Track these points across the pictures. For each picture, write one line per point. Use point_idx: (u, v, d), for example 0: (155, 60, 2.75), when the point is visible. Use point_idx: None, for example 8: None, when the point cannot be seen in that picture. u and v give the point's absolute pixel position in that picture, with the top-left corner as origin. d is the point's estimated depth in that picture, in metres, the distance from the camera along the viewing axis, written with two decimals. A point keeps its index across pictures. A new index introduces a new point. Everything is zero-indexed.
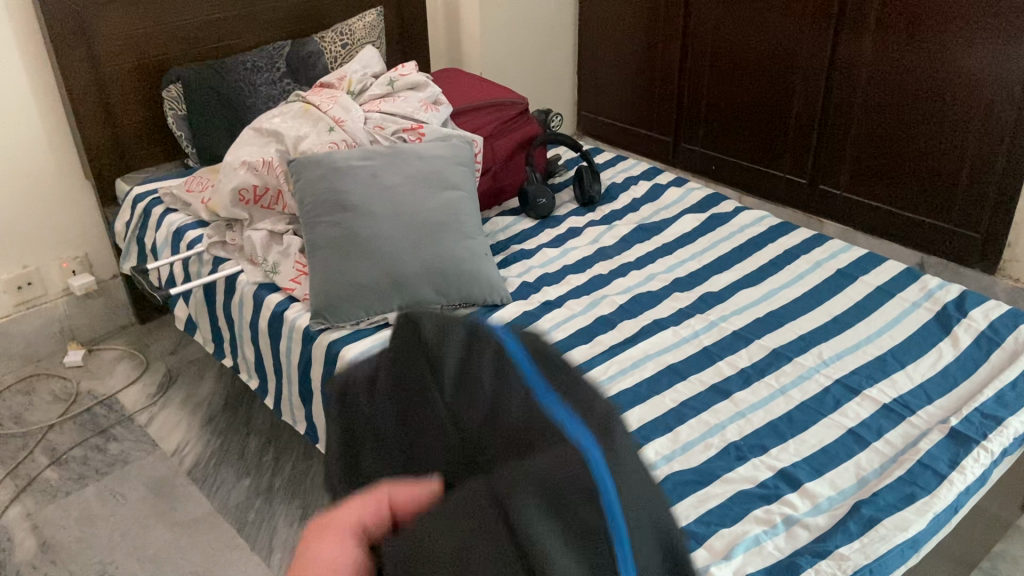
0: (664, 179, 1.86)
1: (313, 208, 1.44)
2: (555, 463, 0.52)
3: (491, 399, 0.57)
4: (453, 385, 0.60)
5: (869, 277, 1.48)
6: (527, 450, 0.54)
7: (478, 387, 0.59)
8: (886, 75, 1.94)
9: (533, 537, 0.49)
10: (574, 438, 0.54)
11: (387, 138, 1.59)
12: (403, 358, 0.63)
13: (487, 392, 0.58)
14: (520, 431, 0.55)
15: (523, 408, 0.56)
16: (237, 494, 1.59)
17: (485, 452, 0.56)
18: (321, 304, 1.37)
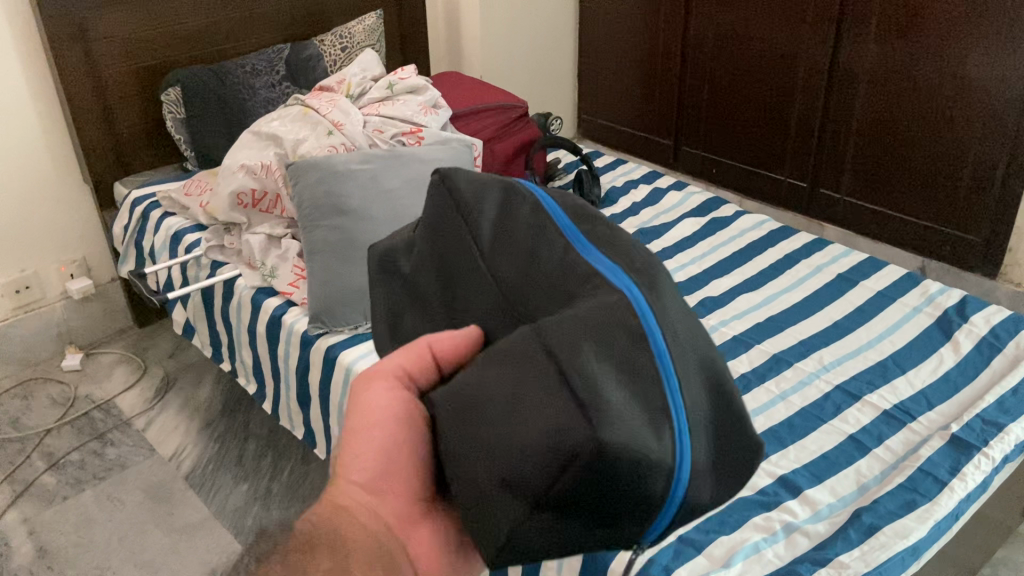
0: (664, 183, 1.85)
1: (311, 212, 1.43)
2: (596, 307, 0.61)
3: (527, 258, 0.69)
4: (489, 236, 0.72)
5: (870, 282, 1.47)
6: (568, 295, 0.64)
7: (512, 252, 0.70)
8: (887, 78, 1.93)
9: (585, 376, 0.57)
10: (612, 282, 0.63)
11: (386, 142, 1.59)
12: (451, 220, 0.74)
13: (529, 247, 0.70)
14: (561, 275, 0.66)
15: (583, 270, 0.65)
16: (236, 498, 1.59)
17: (529, 305, 0.66)
18: (319, 308, 1.37)
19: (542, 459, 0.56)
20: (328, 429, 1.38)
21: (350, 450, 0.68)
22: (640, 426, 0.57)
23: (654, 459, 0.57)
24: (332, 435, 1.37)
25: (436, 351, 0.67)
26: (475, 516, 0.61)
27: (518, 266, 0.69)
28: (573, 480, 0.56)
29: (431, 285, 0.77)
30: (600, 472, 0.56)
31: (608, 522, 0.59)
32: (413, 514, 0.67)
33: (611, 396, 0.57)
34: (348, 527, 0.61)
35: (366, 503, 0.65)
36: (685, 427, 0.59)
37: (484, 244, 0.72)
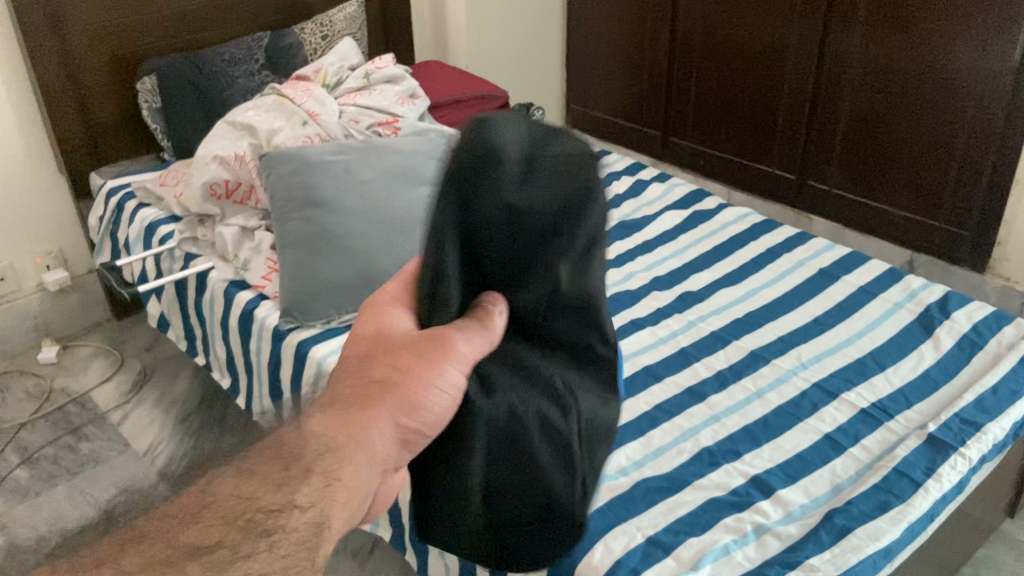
0: (648, 175, 1.80)
1: (283, 203, 1.40)
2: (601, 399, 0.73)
3: (589, 289, 0.69)
4: (584, 252, 0.67)
5: (852, 277, 1.44)
6: (591, 372, 0.72)
7: (586, 277, 0.69)
8: (878, 68, 1.90)
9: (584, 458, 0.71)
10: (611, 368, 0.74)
11: (362, 132, 1.54)
12: (555, 216, 0.65)
13: (592, 276, 0.69)
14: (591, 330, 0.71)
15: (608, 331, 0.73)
16: (185, 456, 1.64)
17: (565, 336, 0.70)
18: (290, 302, 1.34)
19: (528, 490, 0.72)
20: None
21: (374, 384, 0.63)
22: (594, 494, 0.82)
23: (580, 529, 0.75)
24: None
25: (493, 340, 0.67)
26: (440, 494, 0.73)
27: (569, 328, 0.70)
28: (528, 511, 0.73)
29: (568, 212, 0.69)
30: (557, 517, 0.74)
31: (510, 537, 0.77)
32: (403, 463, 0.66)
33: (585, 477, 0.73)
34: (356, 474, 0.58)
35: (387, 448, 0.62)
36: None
37: (568, 276, 0.67)
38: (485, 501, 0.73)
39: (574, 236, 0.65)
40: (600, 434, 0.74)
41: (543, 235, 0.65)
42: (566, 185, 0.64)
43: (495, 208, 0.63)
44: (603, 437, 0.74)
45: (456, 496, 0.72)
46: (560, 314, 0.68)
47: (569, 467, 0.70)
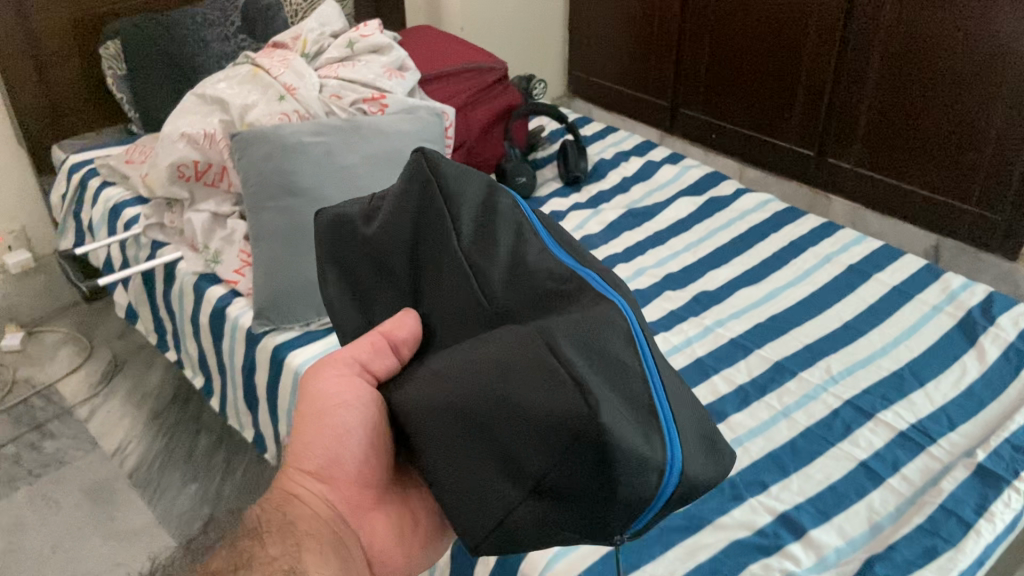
0: (658, 155, 1.66)
1: (256, 191, 1.26)
2: (591, 311, 0.62)
3: (508, 255, 0.69)
4: (470, 232, 0.71)
5: (884, 275, 1.30)
6: (560, 305, 0.65)
7: (493, 247, 0.70)
8: (908, 35, 1.75)
9: (577, 369, 0.58)
10: (599, 291, 0.64)
11: (344, 110, 1.39)
12: (415, 220, 0.74)
13: (505, 249, 0.70)
14: (536, 281, 0.67)
15: (560, 270, 0.67)
16: (158, 460, 1.54)
17: (507, 304, 0.67)
18: (264, 302, 1.21)
19: (544, 438, 0.58)
20: (278, 435, 1.25)
21: (301, 440, 0.78)
22: (696, 433, 0.63)
23: (646, 453, 0.58)
24: (282, 442, 1.24)
25: (390, 339, 0.72)
26: (465, 499, 0.61)
27: (507, 292, 0.68)
28: (572, 461, 0.57)
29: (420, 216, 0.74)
30: (600, 453, 0.57)
31: (596, 523, 0.59)
32: (366, 502, 0.79)
33: (600, 389, 0.58)
34: (299, 516, 0.73)
35: (319, 490, 0.77)
36: (672, 428, 0.61)
37: (462, 245, 0.71)
38: (517, 479, 0.60)
39: (442, 222, 0.72)
40: (609, 345, 0.61)
41: (413, 233, 0.75)
42: (411, 189, 0.74)
43: (361, 243, 0.78)
44: (614, 346, 0.61)
45: (476, 487, 0.61)
46: (489, 284, 0.68)
47: (561, 385, 0.58)
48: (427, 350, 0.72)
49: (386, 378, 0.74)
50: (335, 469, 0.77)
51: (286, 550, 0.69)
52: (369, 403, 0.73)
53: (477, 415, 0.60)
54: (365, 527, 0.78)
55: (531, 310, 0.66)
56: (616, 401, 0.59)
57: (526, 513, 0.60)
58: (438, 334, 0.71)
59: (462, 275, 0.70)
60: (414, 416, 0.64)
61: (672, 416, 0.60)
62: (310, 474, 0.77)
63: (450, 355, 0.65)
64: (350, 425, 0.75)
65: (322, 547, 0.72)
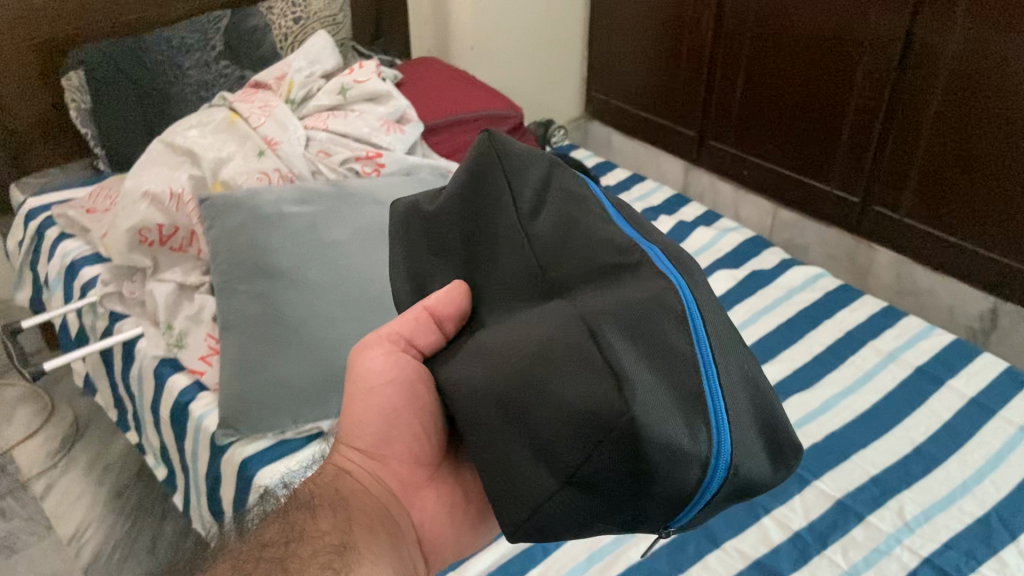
0: (690, 214, 1.46)
1: (225, 270, 1.07)
2: (641, 293, 0.60)
3: (563, 229, 0.68)
4: (528, 208, 0.70)
5: (959, 382, 1.10)
6: (612, 281, 0.63)
7: (548, 226, 0.69)
8: (974, 75, 1.54)
9: (618, 355, 0.57)
10: (657, 267, 0.62)
11: (334, 170, 1.20)
12: (471, 197, 0.74)
13: (562, 220, 0.68)
14: (595, 251, 0.65)
15: (621, 241, 0.64)
16: (117, 552, 1.36)
17: (564, 277, 0.65)
18: (232, 409, 1.01)
19: (577, 427, 0.56)
20: None
21: (351, 417, 0.79)
22: (747, 424, 0.60)
23: (684, 445, 0.55)
24: None
25: (434, 313, 0.71)
26: (502, 479, 0.61)
27: (563, 258, 0.66)
28: (604, 453, 0.56)
29: (476, 198, 0.73)
30: (631, 447, 0.55)
31: (632, 511, 0.58)
32: (417, 479, 0.79)
33: (639, 376, 0.56)
34: (351, 491, 0.75)
35: (369, 468, 0.77)
36: (722, 416, 0.57)
37: (521, 224, 0.69)
38: (554, 466, 0.58)
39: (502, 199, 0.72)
40: (660, 331, 0.58)
41: (471, 214, 0.74)
42: (469, 171, 0.74)
43: (423, 225, 0.77)
44: (662, 330, 0.58)
45: (512, 468, 0.60)
46: (547, 260, 0.67)
47: (599, 371, 0.56)
48: (474, 323, 0.71)
49: (433, 351, 0.74)
50: (385, 446, 0.78)
51: (338, 525, 0.70)
52: (417, 378, 0.75)
53: (517, 395, 0.59)
54: (416, 505, 0.78)
55: (584, 281, 0.64)
56: (658, 388, 0.57)
57: (559, 503, 0.58)
58: (487, 308, 0.70)
59: (520, 248, 0.69)
60: (462, 400, 0.64)
61: (722, 404, 0.56)
62: (357, 451, 0.78)
63: (497, 330, 0.66)
64: (397, 403, 0.76)
65: (374, 519, 0.73)
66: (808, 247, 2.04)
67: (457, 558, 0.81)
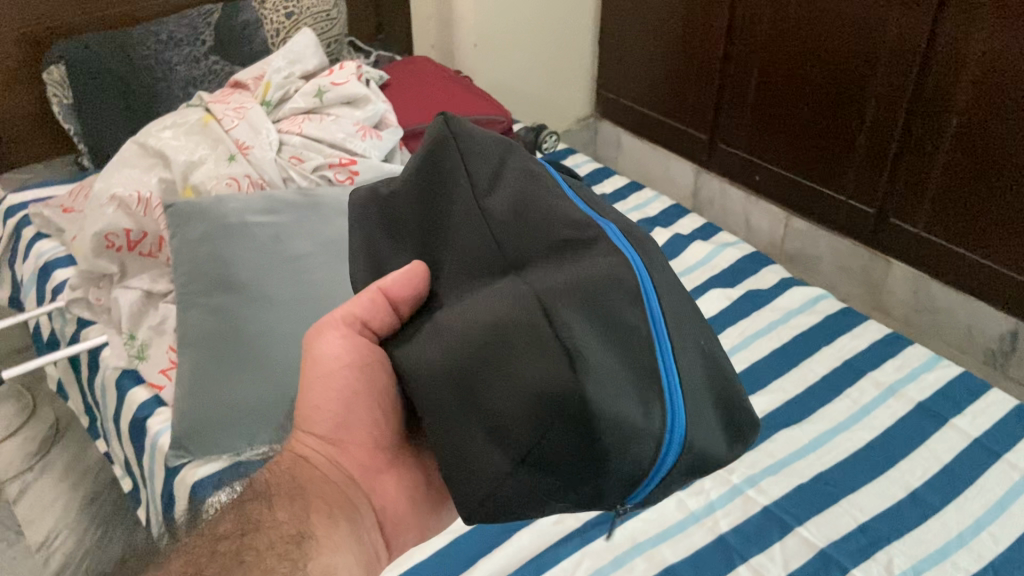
0: (687, 227, 1.40)
1: (187, 281, 1.02)
2: (597, 266, 0.60)
3: (522, 204, 0.66)
4: (486, 186, 0.68)
5: (963, 421, 1.02)
6: (569, 257, 0.62)
7: (508, 202, 0.66)
8: (997, 80, 1.45)
9: (572, 330, 0.57)
10: (612, 242, 0.62)
11: (306, 177, 1.14)
12: (426, 178, 0.71)
13: (521, 196, 0.66)
14: (553, 226, 0.63)
15: (577, 217, 0.63)
16: (85, 562, 1.32)
17: (519, 252, 0.63)
18: (187, 428, 0.96)
19: (534, 405, 0.56)
20: None
21: (307, 403, 0.75)
22: (701, 399, 0.61)
23: (636, 420, 0.56)
24: None
25: (389, 295, 0.66)
26: (453, 463, 0.59)
27: (518, 235, 0.64)
28: (557, 431, 0.56)
29: (432, 175, 0.71)
30: (584, 422, 0.55)
31: (587, 490, 0.58)
32: (377, 464, 0.76)
33: (594, 351, 0.57)
34: (308, 479, 0.72)
35: (326, 454, 0.74)
36: (674, 391, 0.59)
37: (480, 202, 0.67)
38: (506, 446, 0.57)
39: (456, 175, 0.70)
40: (612, 308, 0.59)
41: (427, 195, 0.71)
42: (426, 152, 0.71)
43: (382, 211, 0.75)
44: (617, 306, 0.59)
45: (464, 450, 0.58)
46: (506, 236, 0.64)
47: (553, 346, 0.56)
48: (430, 304, 0.67)
49: (388, 333, 0.69)
50: (343, 432, 0.74)
51: (295, 515, 0.69)
52: (372, 363, 0.71)
53: (468, 374, 0.58)
54: (377, 492, 0.76)
55: (540, 256, 0.63)
56: (612, 363, 0.58)
57: (514, 482, 0.58)
58: (445, 284, 0.66)
59: (476, 224, 0.66)
60: (417, 387, 0.61)
61: (674, 379, 0.58)
62: (312, 437, 0.74)
63: (452, 309, 0.63)
64: (354, 388, 0.73)
65: (331, 510, 0.70)
66: (820, 258, 1.96)
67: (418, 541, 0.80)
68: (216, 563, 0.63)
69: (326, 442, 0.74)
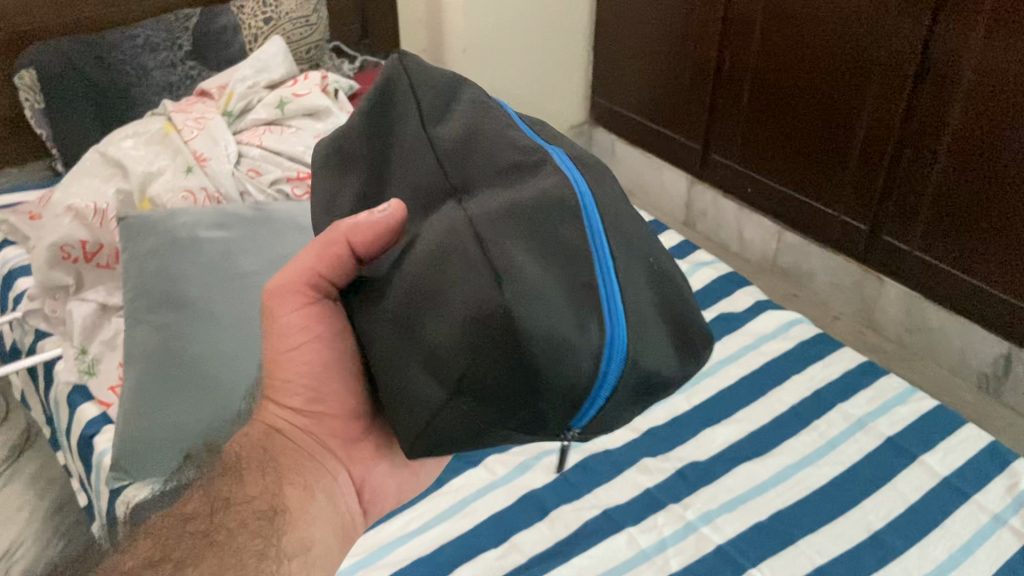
0: (663, 246, 1.37)
1: (133, 298, 0.98)
2: (537, 187, 0.56)
3: (470, 134, 0.61)
4: (437, 120, 0.63)
5: (933, 459, 0.98)
6: (514, 180, 0.58)
7: (458, 132, 0.61)
8: (996, 93, 1.39)
9: (503, 250, 0.54)
10: (558, 163, 0.58)
11: (263, 191, 1.12)
12: (374, 122, 0.66)
13: (471, 126, 0.62)
14: (498, 151, 0.59)
15: (523, 141, 0.59)
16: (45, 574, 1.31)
17: (463, 176, 0.59)
18: (125, 451, 0.93)
19: (465, 330, 0.53)
20: None
21: (278, 373, 0.73)
22: (649, 318, 0.57)
23: (572, 335, 0.53)
24: None
25: (352, 244, 0.60)
26: (396, 398, 0.57)
27: (465, 164, 0.59)
28: (489, 354, 0.53)
29: (384, 116, 0.66)
30: (514, 342, 0.52)
31: (529, 417, 0.55)
32: (352, 432, 0.75)
33: (526, 267, 0.53)
34: (282, 451, 0.73)
35: (302, 426, 0.74)
36: (618, 312, 0.55)
37: (431, 135, 0.62)
38: (441, 374, 0.55)
39: (407, 117, 0.64)
40: (552, 226, 0.55)
41: (376, 139, 0.65)
42: (374, 93, 0.66)
43: (328, 159, 0.67)
44: (552, 222, 0.55)
45: (402, 382, 0.56)
46: (454, 165, 0.60)
47: (480, 269, 0.53)
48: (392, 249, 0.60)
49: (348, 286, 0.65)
50: (316, 403, 0.72)
51: (267, 487, 0.71)
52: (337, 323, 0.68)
53: (409, 309, 0.56)
54: (353, 457, 0.76)
55: (485, 181, 0.59)
56: (548, 280, 0.54)
57: (453, 413, 0.55)
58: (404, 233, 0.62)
59: (423, 154, 0.62)
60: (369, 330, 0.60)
61: (613, 296, 0.54)
62: (284, 405, 0.74)
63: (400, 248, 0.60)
64: (323, 352, 0.70)
65: (307, 485, 0.72)
66: (813, 273, 1.91)
67: (400, 504, 0.82)
68: (184, 544, 0.67)
69: (297, 413, 0.74)
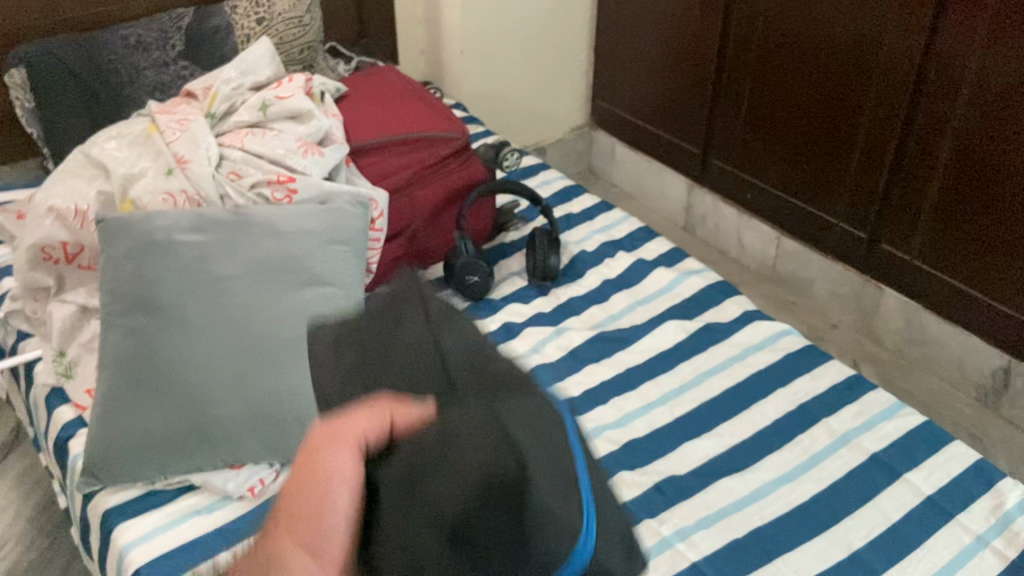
0: (652, 253, 1.35)
1: (109, 300, 0.99)
2: (534, 413, 0.51)
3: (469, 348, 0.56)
4: (434, 321, 0.58)
5: (917, 476, 0.96)
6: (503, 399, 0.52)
7: (457, 340, 0.56)
8: (996, 100, 1.36)
9: (512, 455, 0.47)
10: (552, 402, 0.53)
11: (242, 194, 1.11)
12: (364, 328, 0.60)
13: (467, 338, 0.57)
14: (495, 370, 0.54)
15: (522, 376, 0.54)
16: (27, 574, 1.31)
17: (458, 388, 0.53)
18: (95, 455, 0.94)
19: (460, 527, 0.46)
20: None
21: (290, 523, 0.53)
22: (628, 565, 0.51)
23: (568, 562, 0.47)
24: None
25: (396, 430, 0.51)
26: None
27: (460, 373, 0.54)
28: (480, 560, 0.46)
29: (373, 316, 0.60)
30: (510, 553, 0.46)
31: None
32: None
33: (530, 473, 0.47)
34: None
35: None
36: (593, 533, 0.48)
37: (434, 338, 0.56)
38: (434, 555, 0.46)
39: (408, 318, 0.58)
40: (554, 449, 0.49)
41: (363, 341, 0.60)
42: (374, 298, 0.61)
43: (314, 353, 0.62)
44: (552, 444, 0.49)
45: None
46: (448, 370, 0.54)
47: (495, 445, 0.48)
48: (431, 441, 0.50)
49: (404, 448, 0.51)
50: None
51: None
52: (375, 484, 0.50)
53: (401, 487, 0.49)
54: None
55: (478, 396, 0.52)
56: (551, 499, 0.47)
57: None
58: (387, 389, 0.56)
59: (417, 358, 0.56)
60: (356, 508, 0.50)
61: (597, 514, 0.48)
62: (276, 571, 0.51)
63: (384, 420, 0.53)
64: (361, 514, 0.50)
65: None
66: (812, 281, 1.88)
67: None
68: None
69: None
